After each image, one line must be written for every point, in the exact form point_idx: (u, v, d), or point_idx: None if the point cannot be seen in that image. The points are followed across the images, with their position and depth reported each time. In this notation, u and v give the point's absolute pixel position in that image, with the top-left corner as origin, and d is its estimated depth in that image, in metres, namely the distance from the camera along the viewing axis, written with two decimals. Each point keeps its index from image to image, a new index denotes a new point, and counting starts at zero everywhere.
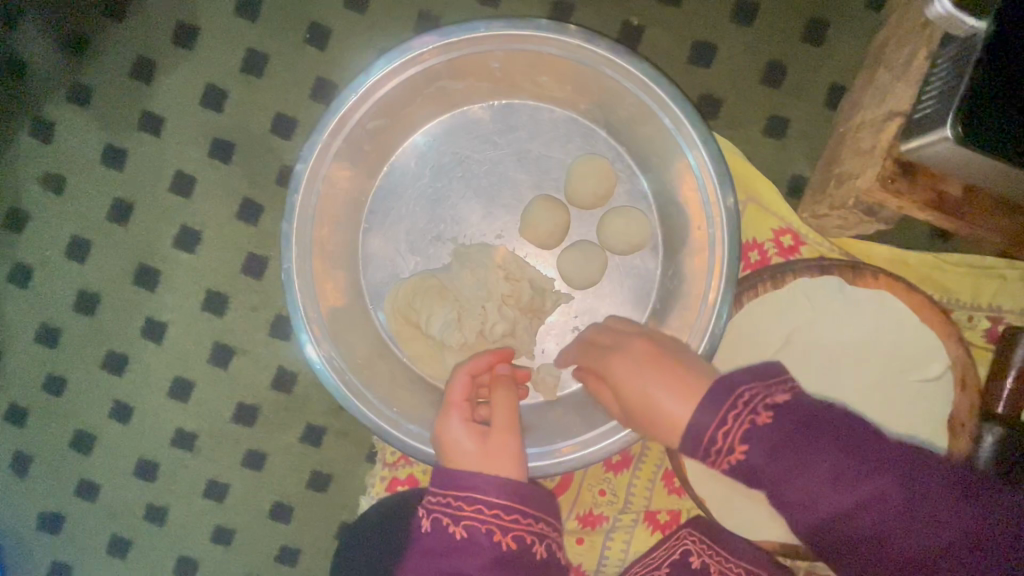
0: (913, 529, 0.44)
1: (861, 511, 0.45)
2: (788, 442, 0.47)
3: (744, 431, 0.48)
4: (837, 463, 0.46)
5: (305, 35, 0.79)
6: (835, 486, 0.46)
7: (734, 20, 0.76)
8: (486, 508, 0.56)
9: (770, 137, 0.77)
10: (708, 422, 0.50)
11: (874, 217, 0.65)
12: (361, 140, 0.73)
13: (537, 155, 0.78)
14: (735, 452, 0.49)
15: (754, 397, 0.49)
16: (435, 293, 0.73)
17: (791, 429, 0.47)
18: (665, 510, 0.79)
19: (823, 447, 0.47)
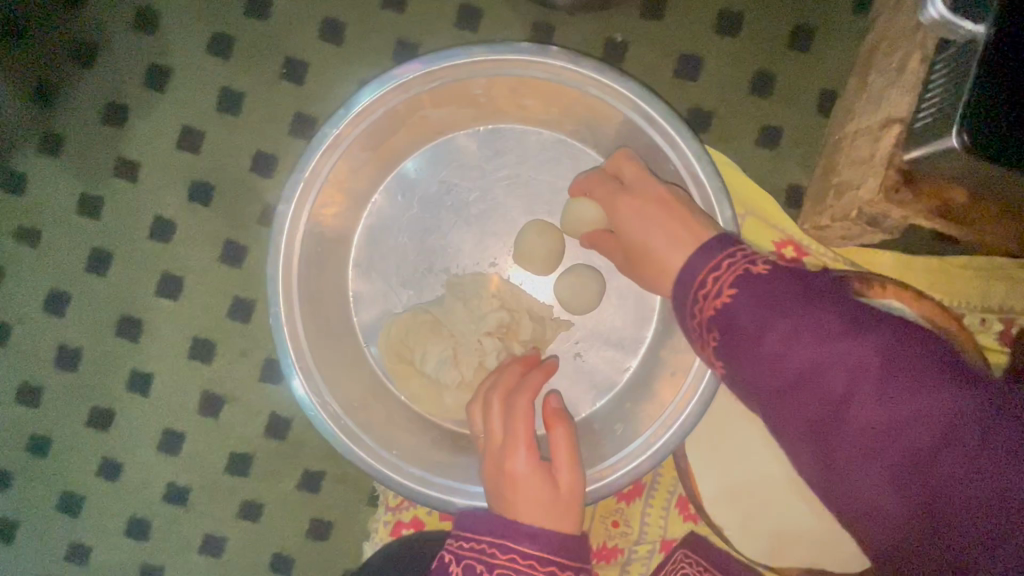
0: (869, 410, 0.44)
1: (822, 397, 0.46)
2: (806, 343, 0.47)
3: (780, 340, 0.47)
4: (825, 320, 0.47)
5: (281, 70, 0.76)
6: (809, 336, 0.47)
7: (718, 31, 0.75)
8: (520, 559, 0.54)
9: (763, 148, 0.75)
10: (700, 271, 0.53)
11: (878, 227, 0.62)
12: (345, 175, 0.71)
13: (527, 179, 0.76)
14: (722, 297, 0.51)
15: (738, 263, 0.51)
16: (429, 328, 0.70)
17: (784, 282, 0.49)
18: (681, 540, 0.75)
19: (811, 334, 0.47)
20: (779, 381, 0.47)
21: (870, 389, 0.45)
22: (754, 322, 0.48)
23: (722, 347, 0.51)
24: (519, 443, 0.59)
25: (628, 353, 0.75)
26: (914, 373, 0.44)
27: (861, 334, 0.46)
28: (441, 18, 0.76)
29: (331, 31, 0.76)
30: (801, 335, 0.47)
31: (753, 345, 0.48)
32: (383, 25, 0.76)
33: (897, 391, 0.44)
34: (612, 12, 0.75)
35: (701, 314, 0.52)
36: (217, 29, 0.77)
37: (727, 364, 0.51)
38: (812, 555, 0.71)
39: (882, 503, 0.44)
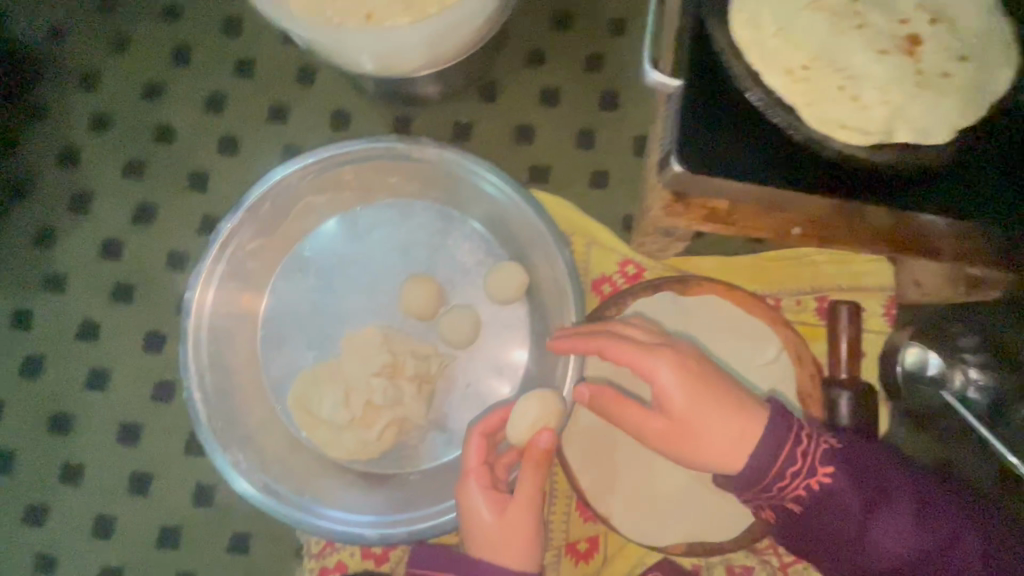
0: (889, 543, 0.63)
1: (838, 538, 0.63)
2: (839, 483, 0.63)
3: (799, 458, 0.62)
4: (881, 481, 0.65)
5: (188, 182, 0.91)
6: (855, 495, 0.63)
7: (544, 104, 0.93)
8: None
9: (597, 189, 0.91)
10: (766, 460, 0.62)
11: (673, 239, 0.78)
12: (245, 260, 0.85)
13: (405, 242, 0.89)
14: (817, 480, 0.62)
15: (811, 451, 0.63)
16: (326, 379, 0.81)
17: (866, 462, 0.65)
18: (584, 539, 0.83)
19: (846, 473, 0.63)
20: (810, 499, 0.63)
21: (880, 527, 0.63)
22: (795, 454, 0.62)
23: (790, 515, 0.65)
24: (469, 479, 0.71)
25: (508, 375, 0.86)
26: (928, 498, 0.65)
27: (897, 476, 0.66)
28: (318, 122, 0.91)
29: (228, 145, 0.91)
30: (835, 474, 0.63)
31: (783, 488, 0.62)
32: (271, 134, 0.91)
33: (929, 525, 0.63)
34: (456, 101, 0.92)
35: (779, 493, 0.63)
36: (132, 157, 0.91)
37: (785, 524, 0.66)
38: (695, 530, 0.79)
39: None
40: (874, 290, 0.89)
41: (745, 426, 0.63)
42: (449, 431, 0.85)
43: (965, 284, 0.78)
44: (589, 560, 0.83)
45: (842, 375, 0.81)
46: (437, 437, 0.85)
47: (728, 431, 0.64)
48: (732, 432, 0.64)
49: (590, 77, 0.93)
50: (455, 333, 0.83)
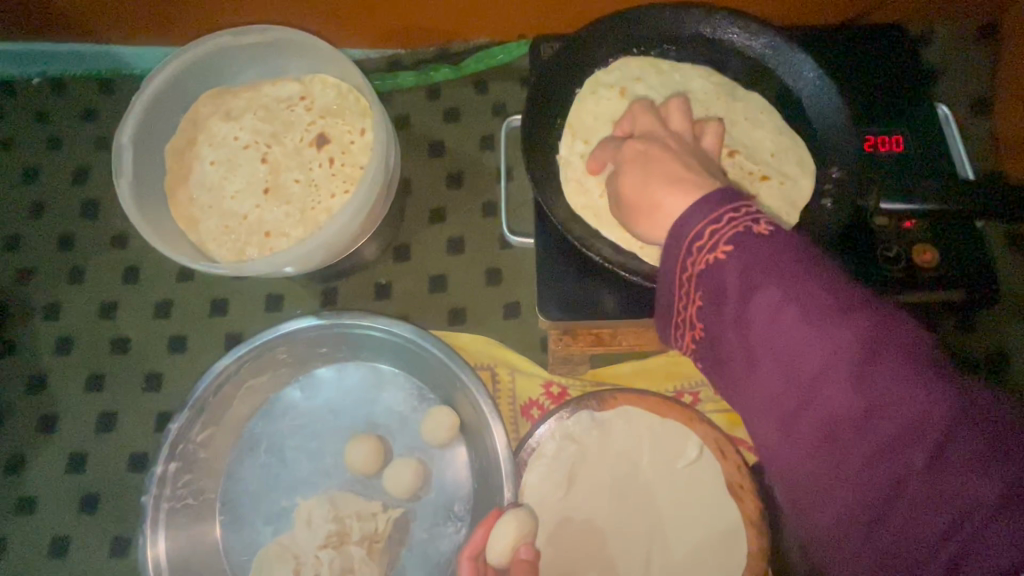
0: (772, 318, 0.48)
1: (735, 341, 0.52)
2: (729, 266, 0.51)
3: (724, 267, 0.51)
4: (802, 299, 0.47)
5: (143, 385, 0.99)
6: (790, 305, 0.47)
7: (452, 253, 1.03)
8: None
9: (511, 318, 1.00)
10: (694, 226, 0.53)
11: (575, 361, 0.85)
12: (196, 451, 0.91)
13: (344, 403, 0.96)
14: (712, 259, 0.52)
15: (739, 222, 0.50)
16: (278, 557, 0.85)
17: (782, 250, 0.49)
18: None
19: (743, 263, 0.50)
20: (706, 288, 0.53)
21: (822, 364, 0.46)
22: (722, 240, 0.51)
23: (705, 313, 0.55)
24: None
25: (457, 517, 0.89)
26: (845, 302, 0.46)
27: (838, 321, 0.46)
28: (255, 309, 1.02)
29: (177, 344, 1.01)
30: (735, 257, 0.50)
31: (691, 259, 0.53)
32: (214, 327, 1.02)
33: (830, 352, 0.46)
34: (373, 265, 1.03)
35: (686, 295, 0.56)
36: (92, 371, 1.00)
37: (707, 342, 0.57)
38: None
39: (827, 402, 0.46)
40: None
41: (705, 200, 0.53)
42: None
43: None
44: None
45: None
46: None
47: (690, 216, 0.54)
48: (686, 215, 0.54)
49: (488, 221, 1.05)
50: (398, 486, 0.87)
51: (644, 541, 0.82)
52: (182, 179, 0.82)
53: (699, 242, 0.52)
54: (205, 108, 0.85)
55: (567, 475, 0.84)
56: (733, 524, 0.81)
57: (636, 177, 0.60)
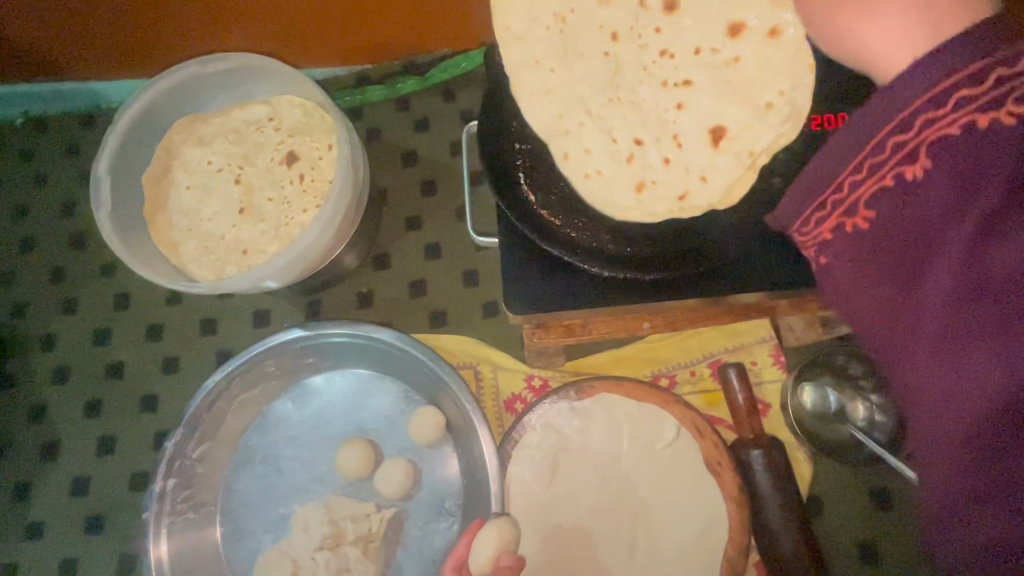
0: (938, 283, 0.40)
1: (886, 298, 0.44)
2: (920, 182, 0.40)
3: (920, 200, 0.40)
4: (996, 260, 0.37)
5: (139, 406, 1.02)
6: (957, 262, 0.38)
7: (429, 258, 1.07)
8: None
9: (490, 316, 1.03)
10: (832, 166, 0.45)
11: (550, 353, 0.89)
12: (194, 466, 0.94)
13: (335, 410, 0.99)
14: (857, 206, 0.44)
15: (908, 142, 0.40)
16: (276, 564, 0.86)
17: (973, 174, 0.38)
18: None
19: (950, 176, 0.39)
20: (868, 233, 0.44)
21: (992, 347, 0.37)
22: (907, 158, 0.41)
23: (852, 242, 0.46)
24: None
25: (448, 511, 0.92)
26: None
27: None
28: (243, 325, 1.05)
29: (169, 365, 1.04)
30: (937, 171, 0.39)
31: (873, 179, 0.43)
32: (204, 346, 1.05)
33: (986, 295, 0.37)
34: (355, 275, 1.06)
35: (820, 224, 0.48)
36: (89, 397, 1.04)
37: (842, 273, 0.48)
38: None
39: (947, 382, 0.40)
40: (760, 342, 0.94)
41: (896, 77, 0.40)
42: None
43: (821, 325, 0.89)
44: None
45: (748, 435, 0.87)
46: None
47: (889, 33, 0.47)
48: (905, 46, 0.46)
49: (461, 224, 1.08)
50: (391, 486, 0.90)
51: (629, 523, 0.85)
52: (160, 205, 0.86)
53: (874, 156, 0.42)
54: (178, 135, 0.89)
55: (551, 464, 0.87)
56: (716, 501, 0.83)
57: (892, 20, 0.47)
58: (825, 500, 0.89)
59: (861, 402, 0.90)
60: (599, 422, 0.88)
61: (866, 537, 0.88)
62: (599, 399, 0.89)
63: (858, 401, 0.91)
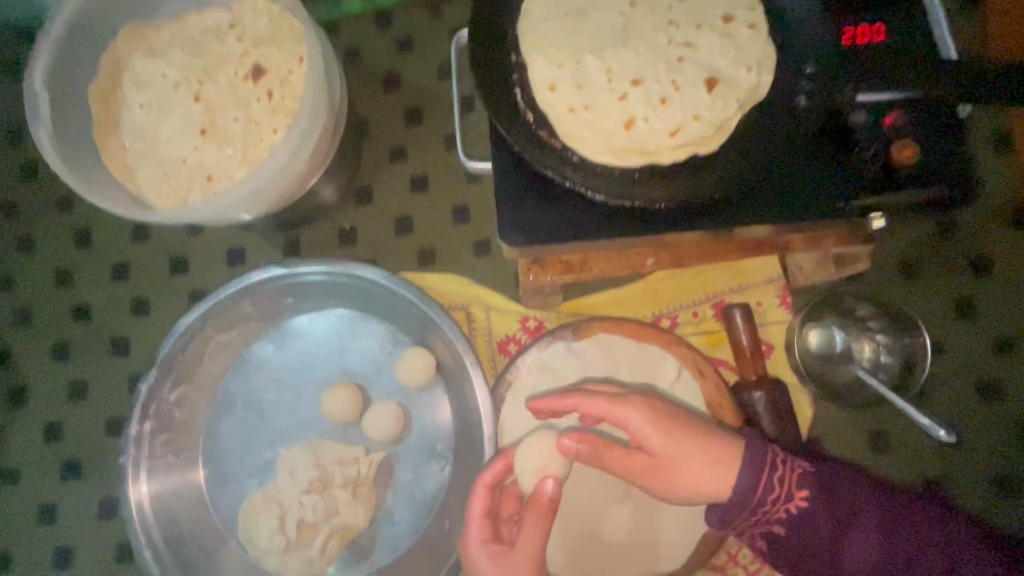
0: (860, 547, 0.67)
1: (826, 540, 0.68)
2: (813, 506, 0.68)
3: (776, 487, 0.68)
4: (863, 512, 0.68)
5: (110, 349, 0.97)
6: (877, 534, 0.67)
7: (416, 192, 0.99)
8: None
9: (482, 255, 0.96)
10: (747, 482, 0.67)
11: (545, 292, 0.84)
12: (170, 409, 0.89)
13: (318, 353, 0.94)
14: (791, 502, 0.68)
15: (783, 473, 0.68)
16: (261, 507, 0.83)
17: (831, 482, 0.70)
18: None
19: (819, 502, 0.68)
20: (788, 526, 0.68)
21: (861, 541, 0.67)
22: (772, 484, 0.68)
23: (789, 538, 0.69)
24: (469, 528, 0.68)
25: (439, 455, 0.89)
26: (898, 516, 0.68)
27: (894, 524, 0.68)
28: (216, 265, 0.98)
29: (139, 306, 0.98)
30: (808, 496, 0.68)
31: (765, 512, 0.68)
32: (176, 288, 0.98)
33: (858, 541, 0.67)
34: (336, 210, 0.98)
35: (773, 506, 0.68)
36: (56, 340, 0.97)
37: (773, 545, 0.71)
38: (651, 563, 0.79)
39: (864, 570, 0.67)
40: (764, 283, 0.91)
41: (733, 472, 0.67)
42: (398, 524, 0.87)
43: (832, 263, 0.83)
44: None
45: (749, 376, 0.84)
46: (387, 534, 0.87)
47: (715, 480, 0.67)
48: (720, 481, 0.67)
49: (451, 156, 0.99)
50: (379, 428, 0.86)
51: None
52: (111, 127, 0.77)
53: (774, 496, 0.68)
54: (127, 47, 0.79)
55: (546, 406, 0.83)
56: None
57: (703, 470, 0.67)
58: (824, 440, 0.87)
59: (866, 342, 0.87)
60: (596, 363, 0.84)
61: (864, 476, 0.86)
62: (598, 340, 0.84)
63: (863, 340, 0.87)
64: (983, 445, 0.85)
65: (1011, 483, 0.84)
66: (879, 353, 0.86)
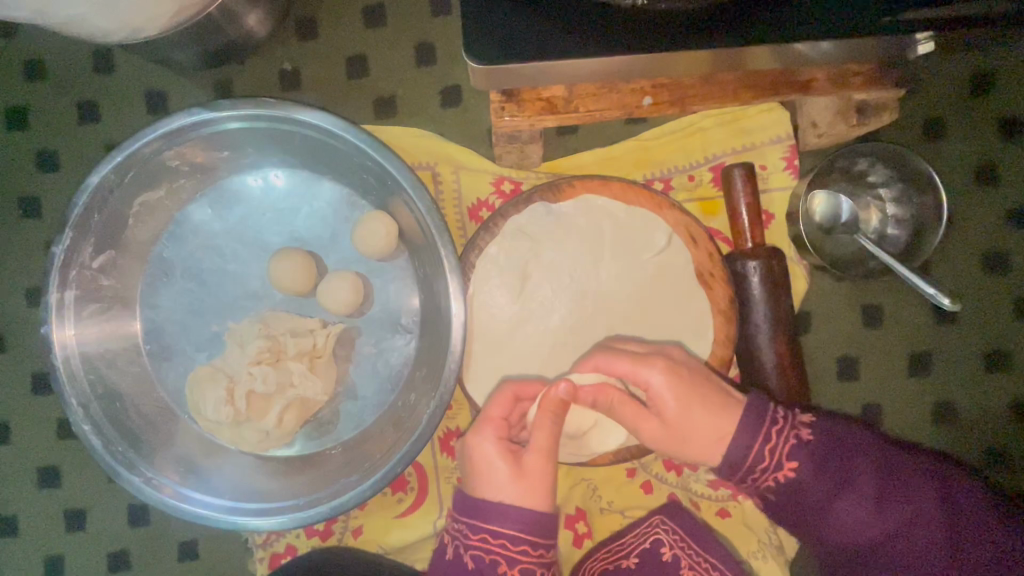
0: (848, 516, 0.65)
1: (812, 508, 0.66)
2: (804, 474, 0.65)
3: (766, 456, 0.65)
4: (858, 481, 0.65)
5: (19, 211, 0.83)
6: (868, 507, 0.65)
7: (369, 26, 0.82)
8: (494, 536, 0.62)
9: (451, 106, 0.83)
10: (747, 448, 0.65)
11: (523, 140, 0.71)
12: (95, 277, 0.78)
13: (263, 217, 0.83)
14: (783, 471, 0.65)
15: (779, 440, 0.65)
16: (208, 377, 0.76)
17: (828, 450, 0.66)
18: (457, 436, 0.82)
19: (812, 467, 0.65)
20: (777, 492, 0.66)
21: (850, 510, 0.65)
22: (762, 453, 0.65)
23: (780, 500, 0.67)
24: (488, 427, 0.66)
25: (405, 328, 0.82)
26: (894, 484, 0.65)
27: (887, 491, 0.65)
28: (135, 112, 0.83)
29: (47, 160, 0.83)
30: (799, 467, 0.65)
31: (756, 478, 0.66)
32: (88, 138, 0.83)
33: (848, 508, 0.65)
34: (277, 47, 0.82)
35: (764, 470, 0.66)
36: None
37: (771, 506, 0.69)
38: (627, 438, 0.75)
39: (849, 532, 0.66)
40: (772, 143, 0.80)
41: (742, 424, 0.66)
42: (362, 399, 0.82)
43: (854, 112, 0.73)
44: (576, 527, 0.80)
45: (745, 244, 0.76)
46: (350, 409, 0.82)
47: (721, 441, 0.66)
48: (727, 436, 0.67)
49: None
50: (337, 298, 0.77)
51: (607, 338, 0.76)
52: None
53: (762, 464, 0.66)
54: None
55: (521, 274, 0.74)
56: (702, 314, 0.74)
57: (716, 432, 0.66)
58: (813, 313, 0.82)
59: (875, 211, 0.80)
60: (581, 227, 0.74)
61: (850, 350, 0.82)
62: (585, 201, 0.74)
63: (871, 208, 0.80)
64: (975, 320, 0.82)
65: (998, 359, 0.82)
66: (887, 223, 0.79)
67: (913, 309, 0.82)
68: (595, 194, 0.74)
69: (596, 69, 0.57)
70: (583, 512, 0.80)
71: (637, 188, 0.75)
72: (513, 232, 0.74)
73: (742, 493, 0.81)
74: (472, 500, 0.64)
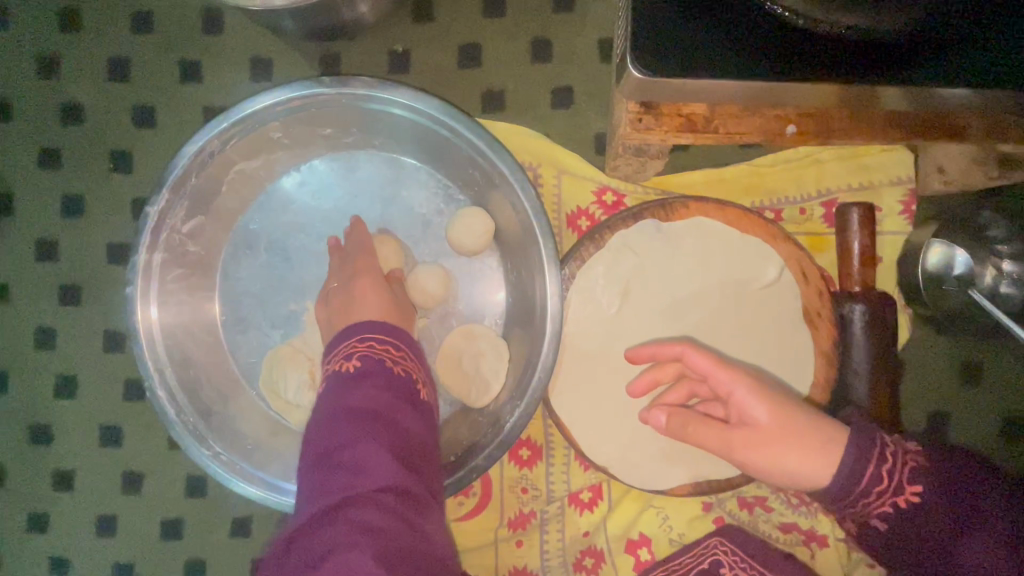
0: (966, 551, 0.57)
1: (932, 543, 0.58)
2: (921, 502, 0.58)
3: (883, 478, 0.58)
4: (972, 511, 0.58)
5: (110, 163, 0.82)
6: (990, 541, 0.57)
7: (488, 15, 0.80)
8: (347, 349, 0.61)
9: (561, 107, 0.80)
10: (857, 470, 0.58)
11: (647, 154, 0.68)
12: (182, 240, 0.77)
13: (354, 199, 0.81)
14: (899, 497, 0.58)
15: (894, 462, 0.59)
16: (289, 357, 0.77)
17: (943, 476, 0.59)
18: (526, 446, 0.80)
19: (933, 495, 0.58)
20: (891, 522, 0.59)
21: (970, 547, 0.57)
22: (879, 474, 0.58)
23: (891, 531, 0.60)
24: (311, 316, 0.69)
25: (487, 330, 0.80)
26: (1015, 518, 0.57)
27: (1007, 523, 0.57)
28: (237, 76, 0.81)
29: (144, 116, 0.82)
30: (916, 492, 0.58)
31: (869, 504, 0.59)
32: (188, 99, 0.81)
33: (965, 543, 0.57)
34: (390, 27, 0.80)
35: (874, 495, 0.59)
36: (43, 144, 0.82)
37: (880, 542, 0.61)
38: (707, 470, 0.73)
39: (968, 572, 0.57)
40: (891, 184, 0.77)
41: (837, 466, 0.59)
42: None
43: (994, 164, 0.69)
44: (639, 554, 0.78)
45: (853, 287, 0.72)
46: None
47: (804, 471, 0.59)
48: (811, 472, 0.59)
49: None
50: (426, 293, 0.75)
51: None
52: None
53: (876, 487, 0.58)
54: None
55: (620, 290, 0.72)
56: (804, 355, 0.72)
57: (800, 459, 0.59)
58: (908, 364, 0.80)
59: (991, 266, 0.73)
60: (689, 247, 0.72)
61: (944, 406, 0.79)
62: (698, 220, 0.71)
63: (987, 263, 0.73)
64: None
65: None
66: (1002, 281, 0.72)
67: (1013, 374, 0.79)
68: (710, 216, 0.71)
69: (756, 94, 0.54)
70: (648, 539, 0.78)
71: (750, 218, 0.72)
72: (618, 245, 0.71)
73: (816, 541, 0.78)
74: (338, 333, 0.65)
